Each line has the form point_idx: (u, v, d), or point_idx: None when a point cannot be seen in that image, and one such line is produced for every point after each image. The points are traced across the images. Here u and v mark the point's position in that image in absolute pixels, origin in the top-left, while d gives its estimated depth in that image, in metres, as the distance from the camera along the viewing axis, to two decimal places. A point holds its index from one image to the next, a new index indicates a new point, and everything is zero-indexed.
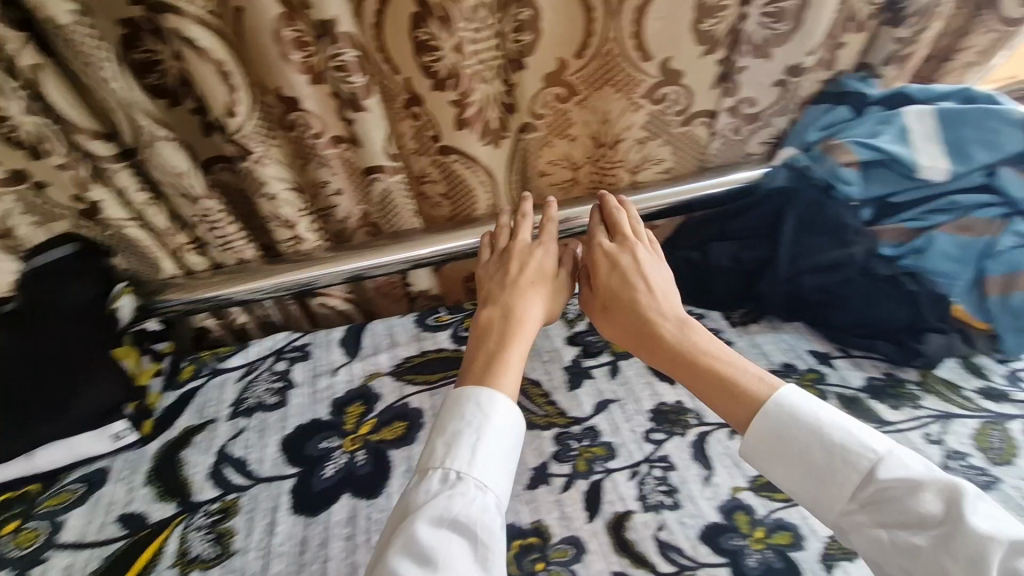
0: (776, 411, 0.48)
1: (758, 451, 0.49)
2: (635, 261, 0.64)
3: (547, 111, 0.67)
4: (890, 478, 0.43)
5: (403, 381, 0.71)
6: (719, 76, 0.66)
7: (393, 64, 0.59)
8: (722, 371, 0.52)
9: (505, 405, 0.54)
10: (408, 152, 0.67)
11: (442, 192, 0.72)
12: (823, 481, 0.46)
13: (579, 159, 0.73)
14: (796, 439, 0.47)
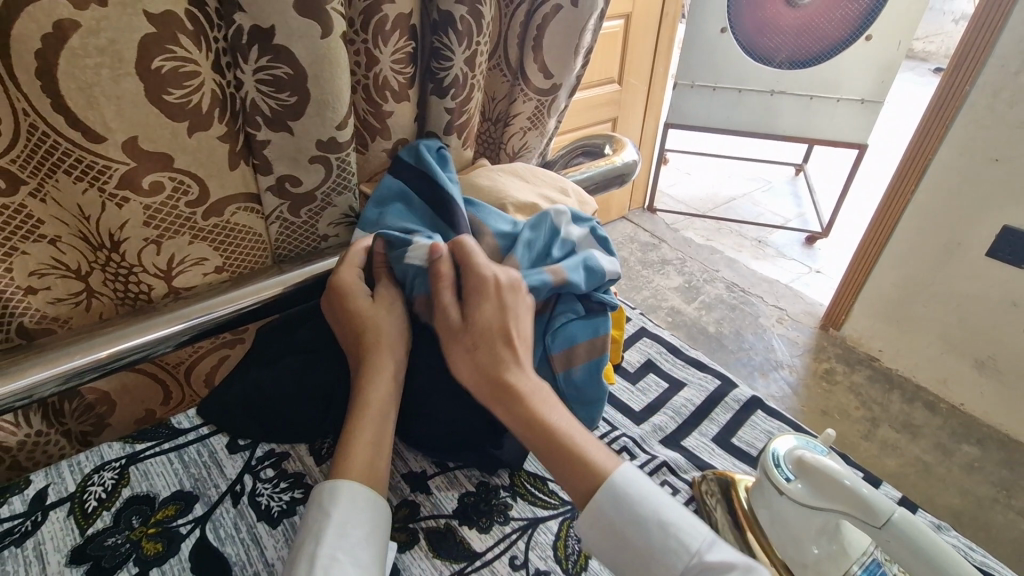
0: (598, 503, 0.50)
1: (592, 521, 0.50)
2: (502, 310, 0.55)
3: (306, 162, 0.62)
4: (713, 560, 0.47)
5: (158, 499, 0.57)
6: (450, 123, 0.73)
7: (34, 101, 0.46)
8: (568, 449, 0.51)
9: (369, 500, 0.49)
10: (155, 210, 0.57)
11: (202, 239, 0.62)
12: (637, 557, 0.49)
13: (322, 203, 0.67)
14: (634, 515, 0.49)
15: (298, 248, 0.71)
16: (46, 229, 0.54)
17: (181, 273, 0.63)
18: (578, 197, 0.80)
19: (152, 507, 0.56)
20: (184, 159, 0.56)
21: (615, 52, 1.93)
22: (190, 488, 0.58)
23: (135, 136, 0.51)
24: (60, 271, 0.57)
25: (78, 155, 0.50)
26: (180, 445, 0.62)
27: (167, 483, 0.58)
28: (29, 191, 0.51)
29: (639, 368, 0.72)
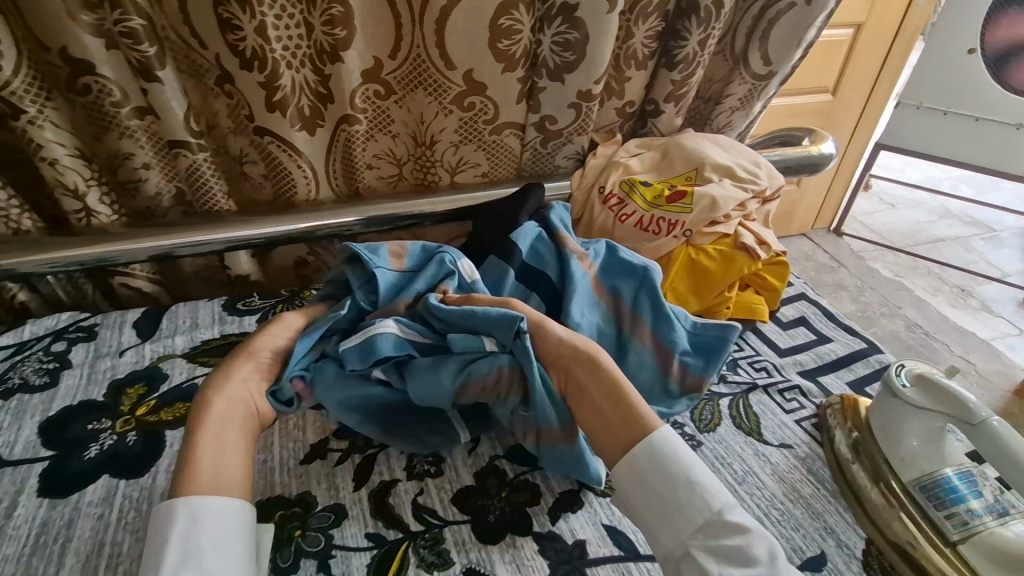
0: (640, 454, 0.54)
1: (628, 472, 0.54)
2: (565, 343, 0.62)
3: (564, 105, 0.84)
4: (736, 522, 0.50)
5: None
6: (671, 93, 0.91)
7: (424, 35, 0.74)
8: (630, 407, 0.57)
9: (217, 505, 0.49)
10: (464, 121, 0.83)
11: (482, 150, 0.88)
12: (679, 510, 0.51)
13: (565, 140, 0.90)
14: (662, 470, 0.53)
15: (538, 171, 0.94)
16: (394, 126, 0.85)
17: (461, 170, 0.90)
18: (768, 171, 0.92)
19: None
20: (492, 90, 0.80)
21: (835, 60, 1.89)
22: None
23: (465, 67, 0.77)
24: (390, 158, 0.89)
25: (436, 76, 0.78)
26: None
27: None
28: (395, 99, 0.82)
29: (792, 320, 0.83)
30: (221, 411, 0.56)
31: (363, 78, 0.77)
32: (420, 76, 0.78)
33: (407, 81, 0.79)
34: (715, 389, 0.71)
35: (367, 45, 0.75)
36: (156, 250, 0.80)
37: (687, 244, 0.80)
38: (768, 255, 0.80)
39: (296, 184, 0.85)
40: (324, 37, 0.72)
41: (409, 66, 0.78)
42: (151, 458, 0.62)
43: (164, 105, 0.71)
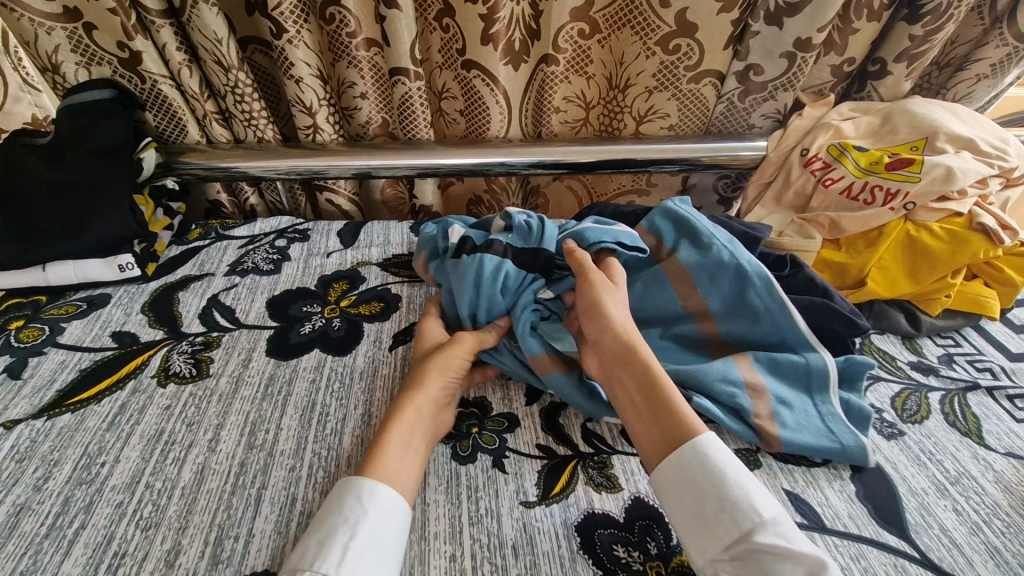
0: (683, 452, 0.47)
1: (669, 471, 0.47)
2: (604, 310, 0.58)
3: (777, 54, 0.79)
4: (770, 544, 0.41)
5: None
6: (906, 51, 0.80)
7: None
8: (665, 404, 0.51)
9: (397, 499, 0.47)
10: (666, 66, 0.82)
11: (676, 99, 0.86)
12: (708, 525, 0.44)
13: (770, 95, 0.84)
14: (703, 470, 0.46)
15: (731, 127, 0.90)
16: (591, 68, 0.86)
17: (649, 115, 0.89)
18: (1020, 150, 0.77)
19: None
20: (703, 33, 0.77)
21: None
22: None
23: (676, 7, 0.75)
24: (580, 100, 0.91)
25: (650, 16, 0.77)
26: None
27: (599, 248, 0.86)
28: (599, 38, 0.82)
29: None
30: (434, 394, 0.56)
31: (573, 16, 0.78)
32: (628, 17, 0.78)
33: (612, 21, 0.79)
34: (923, 380, 0.63)
35: None
36: (360, 169, 0.89)
37: (905, 219, 0.72)
38: (1012, 241, 0.69)
39: (491, 121, 0.89)
40: None
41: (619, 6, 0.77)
42: (349, 343, 0.69)
43: (396, 33, 0.78)
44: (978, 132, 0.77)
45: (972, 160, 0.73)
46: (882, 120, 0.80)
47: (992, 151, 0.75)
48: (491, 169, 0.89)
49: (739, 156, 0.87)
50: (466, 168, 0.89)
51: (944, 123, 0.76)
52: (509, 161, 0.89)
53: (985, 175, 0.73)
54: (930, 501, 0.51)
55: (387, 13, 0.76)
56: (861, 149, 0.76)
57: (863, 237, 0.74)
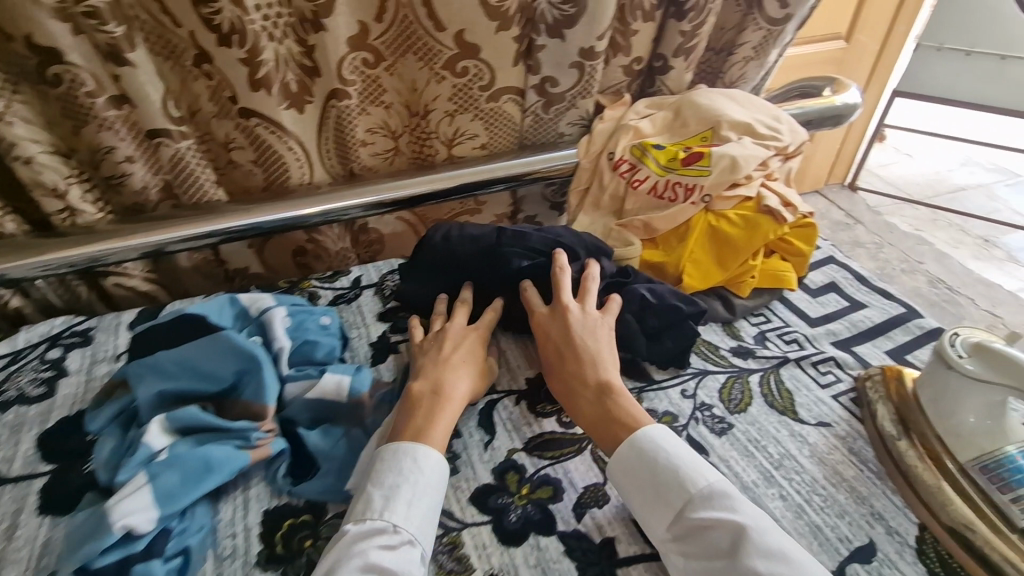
0: (631, 451, 0.52)
1: (619, 469, 0.53)
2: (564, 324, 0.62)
3: (566, 65, 0.79)
4: (702, 517, 0.47)
5: None
6: (681, 46, 0.84)
7: None
8: (612, 408, 0.56)
9: (437, 460, 0.52)
10: (459, 88, 0.78)
11: (479, 119, 0.83)
12: (654, 509, 0.50)
13: (570, 105, 0.85)
14: (653, 467, 0.51)
15: (540, 139, 0.89)
16: (386, 97, 0.80)
17: (457, 137, 0.85)
18: (791, 127, 0.84)
19: None
20: (488, 52, 0.75)
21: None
22: None
23: (443, 22, 0.71)
24: (385, 131, 0.84)
25: (427, 39, 0.73)
26: None
27: None
28: (385, 67, 0.77)
29: (821, 287, 0.77)
30: (462, 391, 0.59)
31: (351, 45, 0.73)
32: (407, 30, 0.73)
33: (390, 45, 0.75)
34: (743, 364, 0.67)
35: (336, 23, 0.70)
36: (143, 249, 0.76)
37: (706, 210, 0.75)
38: (795, 218, 0.75)
39: (288, 169, 0.81)
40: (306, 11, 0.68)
41: (395, 29, 0.73)
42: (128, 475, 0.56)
43: (138, 91, 0.67)
44: (754, 119, 0.82)
45: (753, 145, 0.78)
46: (674, 116, 0.84)
47: (769, 134, 0.81)
48: (303, 220, 0.81)
49: (555, 164, 0.87)
50: (274, 222, 0.80)
51: (724, 114, 0.81)
52: (319, 208, 0.81)
53: (766, 158, 0.79)
54: (759, 493, 0.54)
55: (132, 58, 0.65)
56: (660, 147, 0.79)
57: (672, 235, 0.77)
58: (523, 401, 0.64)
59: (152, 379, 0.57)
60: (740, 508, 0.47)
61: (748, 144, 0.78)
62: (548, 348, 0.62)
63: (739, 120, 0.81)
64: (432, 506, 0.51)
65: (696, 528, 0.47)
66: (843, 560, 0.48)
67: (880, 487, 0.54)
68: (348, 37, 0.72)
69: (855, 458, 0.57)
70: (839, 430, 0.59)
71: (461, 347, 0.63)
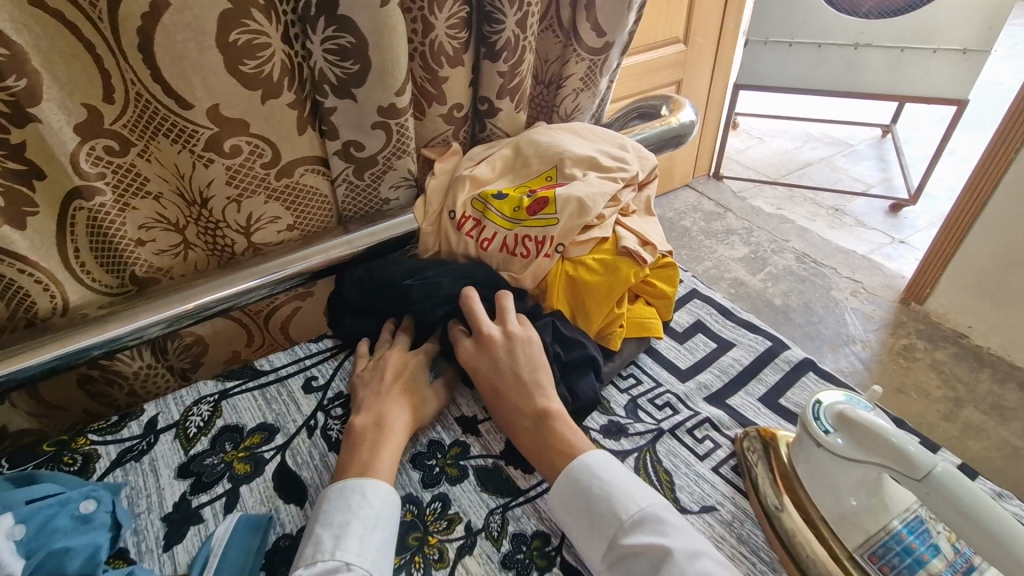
0: (568, 480, 0.52)
1: (559, 500, 0.52)
2: (500, 354, 0.60)
3: (368, 126, 0.68)
4: (633, 544, 0.48)
5: (249, 426, 0.64)
6: (503, 87, 0.75)
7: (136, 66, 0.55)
8: (550, 432, 0.56)
9: (387, 491, 0.52)
10: (234, 170, 0.64)
11: (274, 199, 0.69)
12: (589, 537, 0.50)
13: (388, 168, 0.73)
14: (590, 498, 0.51)
15: (362, 210, 0.77)
16: (151, 185, 0.64)
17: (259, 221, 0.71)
18: (638, 153, 0.79)
19: (248, 419, 0.65)
20: (260, 125, 0.62)
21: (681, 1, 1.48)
22: (277, 423, 0.64)
23: (194, 97, 0.57)
24: (163, 224, 0.68)
25: (175, 121, 0.59)
26: (262, 380, 0.70)
27: (271, 402, 0.67)
28: (138, 152, 0.61)
29: (688, 329, 0.72)
30: (402, 424, 0.58)
31: (80, 133, 0.57)
32: (149, 110, 0.58)
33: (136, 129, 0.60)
34: (616, 447, 0.59)
35: (45, 117, 0.54)
36: None
37: (563, 259, 0.67)
38: (654, 257, 0.68)
39: (33, 296, 0.63)
40: None
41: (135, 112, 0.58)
42: None
43: None
44: (599, 149, 0.77)
45: (601, 179, 0.72)
46: (510, 164, 0.75)
47: (616, 164, 0.75)
48: (69, 358, 0.62)
49: (383, 234, 0.75)
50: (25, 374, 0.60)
51: (568, 147, 0.74)
52: (94, 343, 0.63)
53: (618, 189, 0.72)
54: None
55: None
56: (502, 195, 0.70)
57: (535, 294, 0.69)
58: None
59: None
60: (672, 531, 0.48)
61: (596, 178, 0.71)
62: (484, 379, 0.60)
63: (583, 153, 0.74)
64: (386, 538, 0.50)
65: (626, 555, 0.48)
66: None
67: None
68: (70, 128, 0.56)
69: (743, 547, 0.50)
70: (726, 514, 0.52)
71: (397, 377, 0.63)
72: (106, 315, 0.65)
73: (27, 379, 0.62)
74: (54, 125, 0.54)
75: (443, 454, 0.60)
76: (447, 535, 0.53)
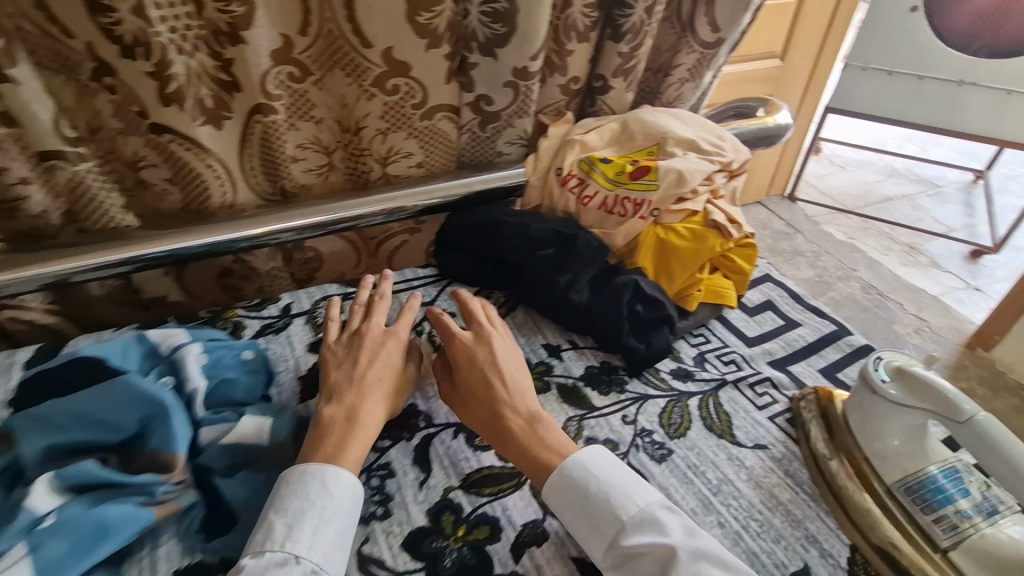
0: (562, 481, 0.52)
1: (555, 499, 0.52)
2: (487, 354, 0.61)
3: (501, 84, 0.78)
4: (633, 543, 0.47)
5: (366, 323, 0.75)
6: (620, 66, 0.84)
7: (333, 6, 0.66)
8: (536, 443, 0.55)
9: (349, 482, 0.50)
10: (391, 106, 0.76)
11: (414, 137, 0.80)
12: (592, 535, 0.50)
13: (508, 125, 0.83)
14: (590, 499, 0.50)
15: (478, 159, 0.88)
16: (316, 111, 0.75)
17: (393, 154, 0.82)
18: (735, 145, 0.85)
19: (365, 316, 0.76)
20: (418, 71, 0.73)
21: (788, 13, 1.51)
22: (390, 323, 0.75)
23: (371, 38, 0.69)
24: (317, 147, 0.79)
25: (354, 55, 0.70)
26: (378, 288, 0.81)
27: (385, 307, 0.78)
28: (313, 80, 0.73)
29: (758, 305, 0.79)
30: (376, 418, 0.56)
31: (273, 58, 0.68)
32: (334, 45, 0.70)
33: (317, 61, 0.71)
34: (682, 387, 0.67)
35: (254, 39, 0.64)
36: (41, 280, 0.69)
37: (655, 223, 0.75)
38: (739, 235, 0.75)
39: (209, 187, 0.75)
40: (223, 23, 0.62)
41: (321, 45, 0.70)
42: None
43: (33, 108, 0.60)
44: (700, 135, 0.84)
45: (699, 160, 0.79)
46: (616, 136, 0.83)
47: (715, 150, 0.82)
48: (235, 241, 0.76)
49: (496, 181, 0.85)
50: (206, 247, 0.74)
51: (670, 129, 0.81)
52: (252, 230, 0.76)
53: (711, 174, 0.79)
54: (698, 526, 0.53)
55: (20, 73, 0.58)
56: (607, 161, 0.78)
57: (624, 251, 0.77)
58: (460, 433, 0.61)
59: (38, 431, 0.51)
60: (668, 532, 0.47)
61: (695, 158, 0.79)
62: (471, 371, 0.60)
63: (685, 136, 0.81)
64: (340, 530, 0.48)
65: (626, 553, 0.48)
66: None
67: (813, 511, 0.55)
68: (271, 52, 0.67)
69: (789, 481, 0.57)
70: (778, 454, 0.60)
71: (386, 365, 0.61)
72: (263, 213, 0.78)
73: (195, 254, 0.75)
74: (252, 45, 0.64)
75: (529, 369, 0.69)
76: None
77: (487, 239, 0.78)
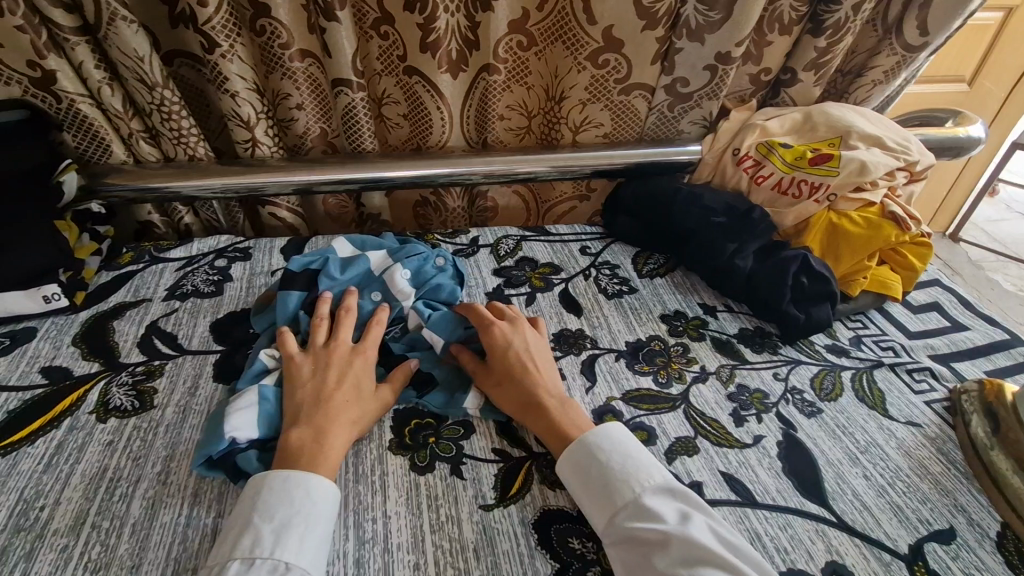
0: (576, 448, 0.54)
1: (569, 465, 0.54)
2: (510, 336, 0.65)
3: (699, 67, 0.85)
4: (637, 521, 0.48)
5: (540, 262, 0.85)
6: (814, 60, 0.87)
7: None
8: (558, 429, 0.57)
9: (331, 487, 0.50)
10: (597, 79, 0.86)
11: (608, 109, 0.90)
12: (596, 504, 0.51)
13: (694, 105, 0.90)
14: (590, 465, 0.53)
15: (657, 136, 0.95)
16: (530, 78, 0.89)
17: (583, 120, 0.92)
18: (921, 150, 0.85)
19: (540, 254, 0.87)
20: (628, 48, 0.83)
21: (994, 30, 1.41)
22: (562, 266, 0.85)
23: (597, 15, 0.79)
24: (522, 110, 0.93)
25: (576, 30, 0.81)
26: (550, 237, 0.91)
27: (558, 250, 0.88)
28: (536, 50, 0.86)
29: (923, 305, 0.79)
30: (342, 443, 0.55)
31: (510, 27, 0.82)
32: (563, 19, 0.81)
33: (543, 30, 0.83)
34: (836, 360, 0.70)
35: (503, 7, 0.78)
36: (300, 185, 0.87)
37: (829, 208, 0.79)
38: (916, 230, 0.77)
39: (433, 126, 0.90)
40: None
41: (552, 17, 0.81)
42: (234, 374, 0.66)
43: (336, 47, 0.77)
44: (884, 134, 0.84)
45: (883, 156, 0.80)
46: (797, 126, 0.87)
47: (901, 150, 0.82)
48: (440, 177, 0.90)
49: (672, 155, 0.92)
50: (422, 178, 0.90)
51: (855, 125, 0.83)
52: (455, 172, 0.90)
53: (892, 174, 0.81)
54: (845, 473, 0.57)
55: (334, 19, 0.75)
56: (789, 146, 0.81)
57: (791, 232, 0.81)
58: (623, 358, 0.70)
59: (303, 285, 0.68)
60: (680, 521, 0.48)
61: (879, 154, 0.80)
62: (495, 351, 0.63)
63: (869, 134, 0.83)
64: (326, 533, 0.49)
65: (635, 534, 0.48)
66: (921, 537, 0.52)
67: (966, 488, 0.57)
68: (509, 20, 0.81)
69: (941, 458, 0.59)
70: (931, 433, 0.62)
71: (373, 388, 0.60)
72: (467, 157, 0.91)
73: (409, 183, 0.90)
74: (496, 15, 0.78)
75: (687, 321, 0.76)
76: (687, 367, 0.69)
77: (660, 205, 0.85)
